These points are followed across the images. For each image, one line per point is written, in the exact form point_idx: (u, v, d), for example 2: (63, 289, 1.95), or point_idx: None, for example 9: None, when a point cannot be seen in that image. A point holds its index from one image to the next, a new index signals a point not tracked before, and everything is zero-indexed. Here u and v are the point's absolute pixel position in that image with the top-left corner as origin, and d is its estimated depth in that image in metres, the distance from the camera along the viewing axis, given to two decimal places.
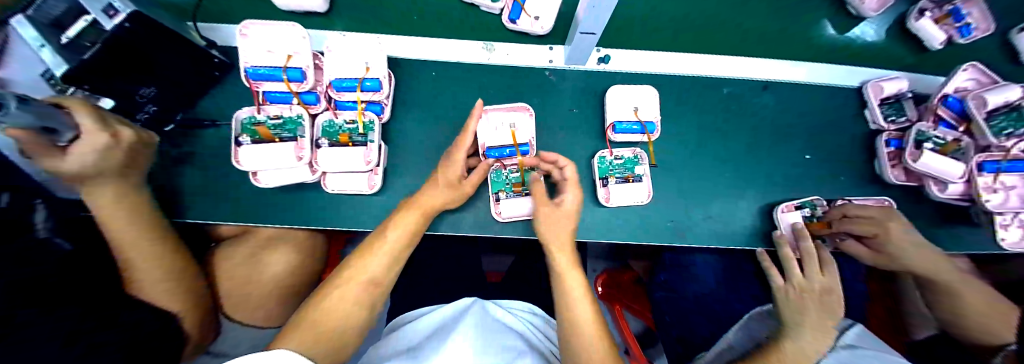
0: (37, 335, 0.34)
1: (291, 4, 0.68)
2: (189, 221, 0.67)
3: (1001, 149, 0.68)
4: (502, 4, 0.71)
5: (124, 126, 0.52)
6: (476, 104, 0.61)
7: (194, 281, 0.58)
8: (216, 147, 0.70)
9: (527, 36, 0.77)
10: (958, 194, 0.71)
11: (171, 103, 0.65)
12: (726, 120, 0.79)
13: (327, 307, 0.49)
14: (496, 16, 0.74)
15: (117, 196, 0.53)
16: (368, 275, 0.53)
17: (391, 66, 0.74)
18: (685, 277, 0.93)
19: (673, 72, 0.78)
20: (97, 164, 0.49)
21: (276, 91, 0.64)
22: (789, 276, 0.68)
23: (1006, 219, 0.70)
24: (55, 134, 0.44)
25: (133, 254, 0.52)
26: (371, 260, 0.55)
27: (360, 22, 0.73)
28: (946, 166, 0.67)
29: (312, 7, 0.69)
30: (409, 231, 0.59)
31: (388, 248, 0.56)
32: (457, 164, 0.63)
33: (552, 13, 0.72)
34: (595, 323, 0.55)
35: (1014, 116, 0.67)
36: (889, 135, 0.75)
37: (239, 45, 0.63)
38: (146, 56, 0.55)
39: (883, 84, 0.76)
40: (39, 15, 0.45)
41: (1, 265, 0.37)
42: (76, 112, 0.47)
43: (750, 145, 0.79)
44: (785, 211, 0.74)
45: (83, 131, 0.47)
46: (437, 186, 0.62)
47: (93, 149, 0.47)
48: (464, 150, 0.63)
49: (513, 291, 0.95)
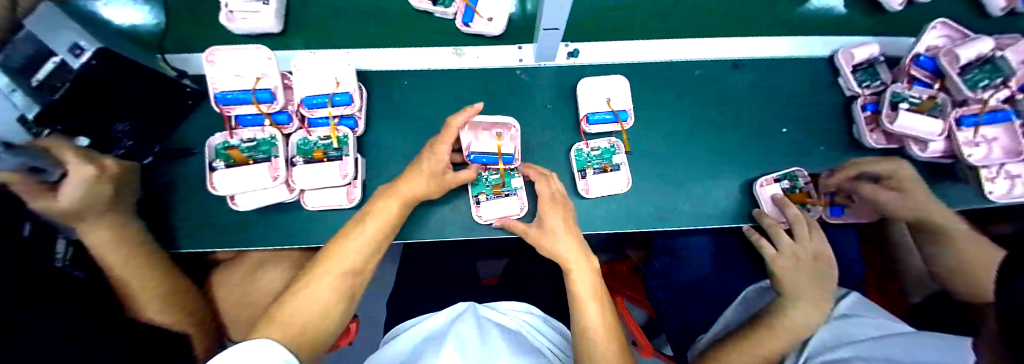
0: (35, 336, 0.36)
1: (243, 27, 0.69)
2: (184, 252, 0.68)
3: (978, 101, 0.68)
4: (454, 9, 0.72)
5: (106, 158, 0.56)
6: (476, 105, 0.58)
7: (190, 297, 0.58)
8: (198, 175, 0.70)
9: (482, 38, 0.76)
10: (941, 152, 0.70)
11: (148, 135, 0.65)
12: (722, 113, 0.79)
13: (304, 312, 0.48)
14: (450, 22, 0.75)
15: (107, 231, 0.53)
16: (343, 267, 0.54)
17: (361, 80, 0.75)
18: (677, 262, 0.91)
19: (643, 60, 0.78)
20: (86, 198, 0.50)
21: (248, 114, 0.66)
22: (778, 245, 0.67)
23: (992, 172, 0.69)
24: (43, 173, 0.47)
25: (128, 278, 0.53)
26: (346, 253, 0.56)
27: (361, 21, 0.73)
28: (924, 125, 0.66)
29: (265, 28, 0.71)
30: (389, 219, 0.60)
31: (364, 239, 0.57)
32: (440, 156, 0.61)
33: (505, 13, 0.73)
34: (605, 328, 0.54)
35: (988, 69, 0.67)
36: (865, 100, 0.75)
37: (206, 71, 0.65)
38: (105, 89, 0.55)
39: (853, 51, 0.75)
40: (8, 61, 0.47)
41: (2, 265, 0.40)
42: (59, 152, 0.50)
43: (747, 138, 0.79)
44: (764, 185, 0.74)
45: (69, 168, 0.50)
46: (421, 175, 0.61)
47: (82, 181, 0.50)
48: (449, 142, 0.61)
49: (505, 291, 0.91)
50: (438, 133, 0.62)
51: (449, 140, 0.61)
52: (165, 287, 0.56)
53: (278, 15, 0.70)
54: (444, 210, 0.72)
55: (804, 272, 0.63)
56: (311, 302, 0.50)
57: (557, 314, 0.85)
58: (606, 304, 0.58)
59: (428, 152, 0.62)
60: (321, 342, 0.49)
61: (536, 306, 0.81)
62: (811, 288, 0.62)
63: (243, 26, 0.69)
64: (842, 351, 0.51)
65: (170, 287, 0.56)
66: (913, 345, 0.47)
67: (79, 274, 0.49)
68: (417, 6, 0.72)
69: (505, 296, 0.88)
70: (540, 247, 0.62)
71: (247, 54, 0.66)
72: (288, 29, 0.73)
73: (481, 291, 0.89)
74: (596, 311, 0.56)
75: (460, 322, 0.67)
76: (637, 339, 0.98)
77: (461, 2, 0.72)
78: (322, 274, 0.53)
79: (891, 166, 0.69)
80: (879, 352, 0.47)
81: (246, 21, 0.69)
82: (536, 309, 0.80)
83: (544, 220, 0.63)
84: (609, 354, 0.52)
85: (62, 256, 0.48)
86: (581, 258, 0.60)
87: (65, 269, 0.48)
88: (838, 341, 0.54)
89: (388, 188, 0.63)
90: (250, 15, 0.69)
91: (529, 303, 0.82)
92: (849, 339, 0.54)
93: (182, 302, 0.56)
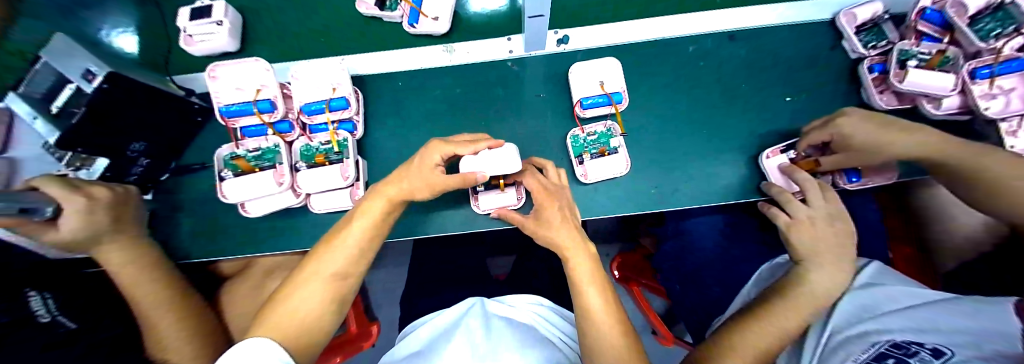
0: (26, 339, 0.43)
1: (202, 49, 0.75)
2: (191, 261, 0.72)
3: (993, 52, 0.65)
4: (400, 12, 0.75)
5: (97, 187, 0.57)
6: (495, 141, 0.61)
7: (202, 316, 0.62)
8: (206, 187, 0.75)
9: (428, 38, 0.79)
10: (957, 108, 0.67)
11: (160, 158, 0.71)
12: (723, 92, 0.78)
13: (298, 318, 0.49)
14: (399, 25, 0.79)
15: (113, 252, 0.58)
16: (335, 270, 0.54)
17: (358, 84, 0.78)
18: (685, 246, 0.88)
19: (635, 40, 0.78)
20: (86, 223, 0.54)
21: (252, 125, 0.70)
22: (790, 217, 0.64)
23: (1011, 125, 0.64)
24: (37, 211, 0.49)
25: (138, 292, 0.57)
26: (337, 254, 0.55)
27: (361, 35, 0.79)
28: (936, 81, 0.63)
29: (222, 47, 0.76)
30: (376, 219, 0.57)
31: (354, 240, 0.56)
32: (431, 169, 0.57)
33: (448, 11, 0.76)
34: (612, 319, 0.54)
35: (999, 16, 0.64)
36: (871, 61, 0.73)
37: (210, 87, 0.69)
38: (113, 111, 0.57)
39: (856, 11, 0.73)
40: (29, 91, 0.55)
41: None
42: (43, 187, 0.53)
43: (754, 114, 0.76)
44: (770, 157, 0.71)
45: (59, 201, 0.52)
46: (410, 171, 0.58)
47: (76, 213, 0.53)
48: (433, 152, 0.57)
49: (515, 285, 0.91)
50: (462, 141, 0.61)
51: (441, 149, 0.58)
52: (174, 297, 0.60)
53: (232, 35, 0.76)
54: (445, 205, 0.74)
55: (819, 244, 0.60)
56: (309, 308, 0.50)
57: (565, 304, 0.85)
58: (608, 288, 0.58)
59: (424, 147, 0.58)
60: (313, 347, 0.50)
61: (547, 299, 0.81)
62: (836, 257, 0.60)
63: (203, 47, 0.74)
64: (866, 326, 0.52)
65: (176, 298, 0.60)
66: (946, 318, 0.46)
67: (70, 325, 0.51)
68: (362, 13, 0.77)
69: (516, 289, 0.88)
70: (537, 237, 0.62)
71: (246, 66, 0.69)
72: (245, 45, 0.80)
73: (491, 285, 0.91)
74: (598, 300, 0.55)
75: (466, 318, 0.66)
76: (656, 326, 0.98)
77: (406, 4, 0.75)
78: (310, 282, 0.52)
79: (922, 131, 0.62)
80: (909, 329, 0.47)
81: (205, 43, 0.74)
82: (547, 301, 0.80)
83: (542, 212, 0.62)
84: (616, 343, 0.52)
85: (47, 311, 0.50)
86: (580, 248, 0.59)
87: (55, 319, 0.50)
88: (861, 316, 0.55)
89: (380, 185, 0.60)
90: (208, 37, 0.75)
91: (539, 295, 0.82)
92: (882, 311, 0.54)
93: (189, 310, 0.61)
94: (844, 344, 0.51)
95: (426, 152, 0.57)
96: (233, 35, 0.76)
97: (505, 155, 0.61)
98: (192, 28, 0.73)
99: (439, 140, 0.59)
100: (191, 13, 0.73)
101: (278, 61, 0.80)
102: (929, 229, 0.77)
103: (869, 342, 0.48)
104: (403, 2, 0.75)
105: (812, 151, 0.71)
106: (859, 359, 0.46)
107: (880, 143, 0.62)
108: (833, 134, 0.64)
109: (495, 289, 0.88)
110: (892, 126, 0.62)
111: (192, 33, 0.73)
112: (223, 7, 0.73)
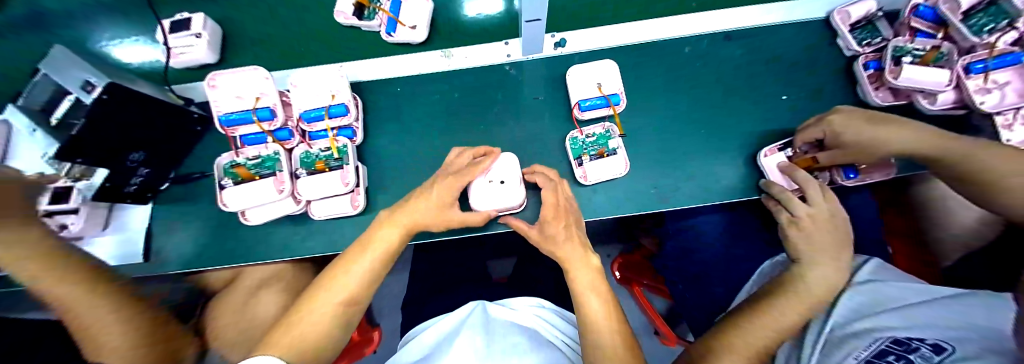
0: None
1: (180, 61, 0.75)
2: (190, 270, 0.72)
3: (986, 46, 0.65)
4: (378, 21, 0.75)
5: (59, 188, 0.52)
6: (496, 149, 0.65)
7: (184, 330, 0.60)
8: (206, 197, 0.75)
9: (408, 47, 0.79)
10: (952, 103, 0.67)
11: (161, 169, 0.72)
12: (721, 91, 0.78)
13: (301, 334, 0.49)
14: (377, 34, 0.78)
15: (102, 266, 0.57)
16: (342, 291, 0.54)
17: (356, 90, 0.79)
18: (687, 245, 0.88)
19: (631, 42, 0.79)
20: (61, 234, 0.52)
21: (252, 133, 0.70)
22: (792, 214, 0.63)
23: (1007, 118, 0.64)
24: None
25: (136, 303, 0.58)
26: (344, 275, 0.55)
27: (358, 40, 0.79)
28: (931, 76, 0.64)
29: (202, 60, 0.76)
30: (386, 249, 0.57)
31: (361, 266, 0.56)
32: (450, 208, 0.59)
33: (426, 19, 0.76)
34: (617, 334, 0.53)
35: (993, 11, 0.65)
36: (866, 58, 0.73)
37: (209, 96, 0.70)
38: (110, 119, 0.55)
39: (849, 9, 0.74)
40: (29, 104, 0.58)
41: None
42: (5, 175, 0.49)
43: (752, 112, 0.77)
44: (768, 155, 0.71)
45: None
46: (426, 203, 0.58)
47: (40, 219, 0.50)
48: (440, 186, 0.58)
49: (517, 287, 0.91)
50: (466, 167, 0.62)
51: (455, 185, 0.59)
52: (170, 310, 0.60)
53: (212, 47, 0.76)
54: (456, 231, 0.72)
55: (819, 243, 0.60)
56: (313, 319, 0.51)
57: (568, 307, 0.85)
58: (610, 298, 0.58)
59: (440, 182, 0.59)
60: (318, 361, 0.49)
61: (547, 301, 0.81)
62: (835, 254, 0.60)
63: (181, 59, 0.75)
64: (869, 322, 0.52)
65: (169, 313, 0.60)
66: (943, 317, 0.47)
67: None
68: (344, 23, 0.77)
69: (517, 291, 0.88)
70: (545, 250, 0.62)
71: (244, 75, 0.70)
72: (226, 56, 0.80)
73: (494, 287, 0.91)
74: (601, 312, 0.55)
75: (468, 323, 0.66)
76: (658, 326, 0.98)
77: (384, 14, 0.75)
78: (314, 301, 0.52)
79: (918, 127, 0.62)
80: (912, 325, 0.47)
81: (184, 55, 0.75)
82: (549, 303, 0.80)
83: (547, 226, 0.61)
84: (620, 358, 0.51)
85: None
86: (582, 262, 0.59)
87: None
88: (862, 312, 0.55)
89: (388, 215, 0.61)
90: (188, 49, 0.75)
91: (540, 298, 0.82)
92: (882, 307, 0.54)
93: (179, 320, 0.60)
94: (845, 340, 0.51)
95: (440, 194, 0.58)
96: (213, 47, 0.77)
97: (511, 183, 0.65)
98: (174, 41, 0.74)
99: (452, 175, 0.60)
100: (171, 25, 0.74)
101: (277, 68, 0.81)
102: (927, 223, 0.77)
103: (870, 339, 0.49)
104: (380, 11, 0.75)
105: (811, 148, 0.71)
106: (860, 356, 0.46)
107: (875, 141, 0.62)
108: (833, 132, 0.65)
109: (497, 291, 0.88)
110: (887, 123, 0.63)
111: (172, 46, 0.74)
112: (202, 20, 0.74)
